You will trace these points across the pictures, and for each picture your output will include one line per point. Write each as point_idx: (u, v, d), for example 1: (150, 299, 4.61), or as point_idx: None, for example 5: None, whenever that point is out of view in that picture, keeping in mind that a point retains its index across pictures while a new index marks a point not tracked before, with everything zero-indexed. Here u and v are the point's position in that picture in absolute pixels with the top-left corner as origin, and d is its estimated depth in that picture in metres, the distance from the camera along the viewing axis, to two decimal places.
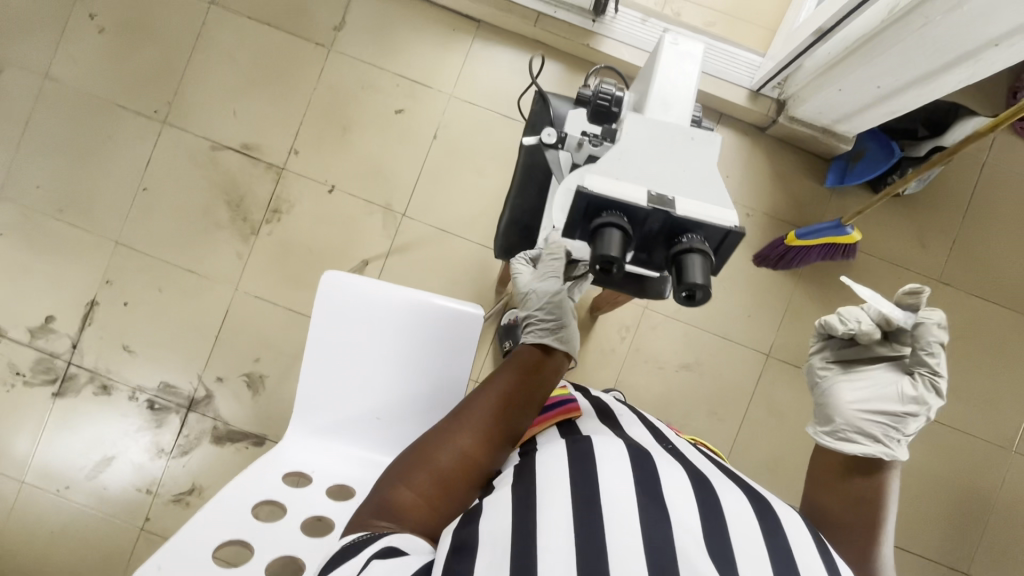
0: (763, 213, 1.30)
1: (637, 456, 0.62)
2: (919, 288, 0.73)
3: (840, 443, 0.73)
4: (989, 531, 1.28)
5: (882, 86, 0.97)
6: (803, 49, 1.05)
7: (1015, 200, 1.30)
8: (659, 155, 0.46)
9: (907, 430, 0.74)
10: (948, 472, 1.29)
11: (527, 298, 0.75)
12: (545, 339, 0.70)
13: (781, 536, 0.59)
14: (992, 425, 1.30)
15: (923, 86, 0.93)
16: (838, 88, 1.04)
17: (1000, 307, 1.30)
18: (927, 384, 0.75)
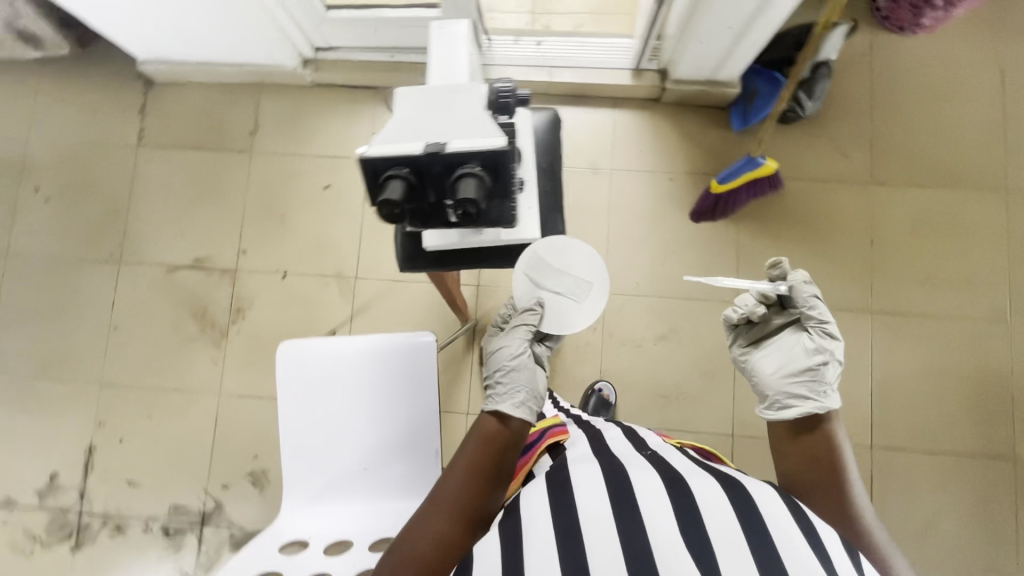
0: (685, 173, 1.35)
1: (610, 473, 0.62)
2: (779, 258, 0.81)
3: (783, 414, 0.73)
4: (1018, 410, 1.24)
5: (732, 26, 1.06)
6: (654, 20, 1.15)
7: (911, 88, 1.35)
8: (432, 115, 0.56)
9: (827, 380, 0.76)
10: (952, 360, 1.27)
11: (491, 363, 0.77)
12: (504, 405, 0.70)
13: (755, 512, 0.57)
14: (976, 300, 1.28)
15: (764, 14, 1.01)
16: (698, 40, 1.13)
17: (938, 188, 1.32)
18: (820, 333, 0.79)
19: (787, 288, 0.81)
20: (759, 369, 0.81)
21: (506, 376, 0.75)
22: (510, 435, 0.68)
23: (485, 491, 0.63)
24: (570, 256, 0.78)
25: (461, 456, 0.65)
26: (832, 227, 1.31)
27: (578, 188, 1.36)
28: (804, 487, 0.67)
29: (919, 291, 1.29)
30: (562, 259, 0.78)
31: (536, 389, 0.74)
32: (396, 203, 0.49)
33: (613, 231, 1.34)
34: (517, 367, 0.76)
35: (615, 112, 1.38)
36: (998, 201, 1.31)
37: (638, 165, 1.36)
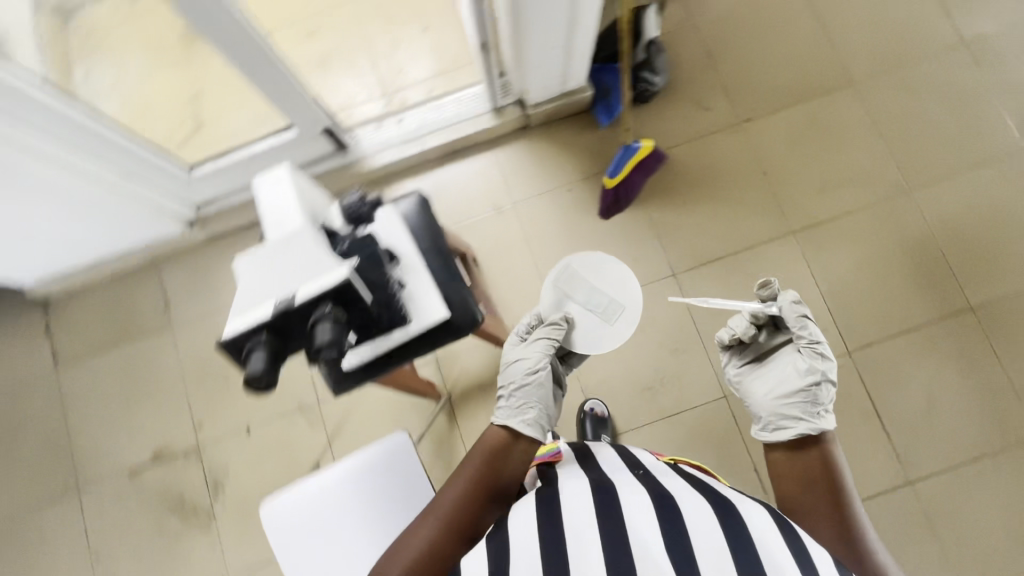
0: (578, 180, 1.41)
1: (596, 487, 0.66)
2: (767, 280, 0.90)
3: (774, 433, 0.83)
4: (952, 264, 1.32)
5: (556, 44, 1.15)
6: (489, 62, 1.23)
7: (734, 30, 1.46)
8: (274, 267, 0.55)
9: (822, 401, 0.84)
10: (877, 245, 1.34)
11: (509, 374, 0.94)
12: (512, 416, 0.85)
13: (736, 518, 0.61)
14: (872, 185, 1.37)
15: (576, 25, 1.10)
16: (534, 66, 1.22)
17: (795, 104, 1.42)
18: (812, 353, 0.89)
19: (776, 309, 0.91)
20: (755, 389, 0.93)
21: (528, 383, 0.91)
22: (515, 451, 0.79)
23: (481, 496, 0.74)
24: (603, 271, 1.08)
25: (471, 465, 0.76)
26: (725, 174, 1.39)
27: (491, 232, 1.40)
28: (801, 508, 0.73)
29: (822, 197, 1.37)
30: (596, 274, 1.08)
31: (542, 408, 0.88)
32: (268, 376, 0.50)
33: (538, 257, 1.38)
34: (537, 375, 0.92)
35: (494, 152, 1.44)
36: (850, 94, 1.42)
37: (535, 190, 1.41)
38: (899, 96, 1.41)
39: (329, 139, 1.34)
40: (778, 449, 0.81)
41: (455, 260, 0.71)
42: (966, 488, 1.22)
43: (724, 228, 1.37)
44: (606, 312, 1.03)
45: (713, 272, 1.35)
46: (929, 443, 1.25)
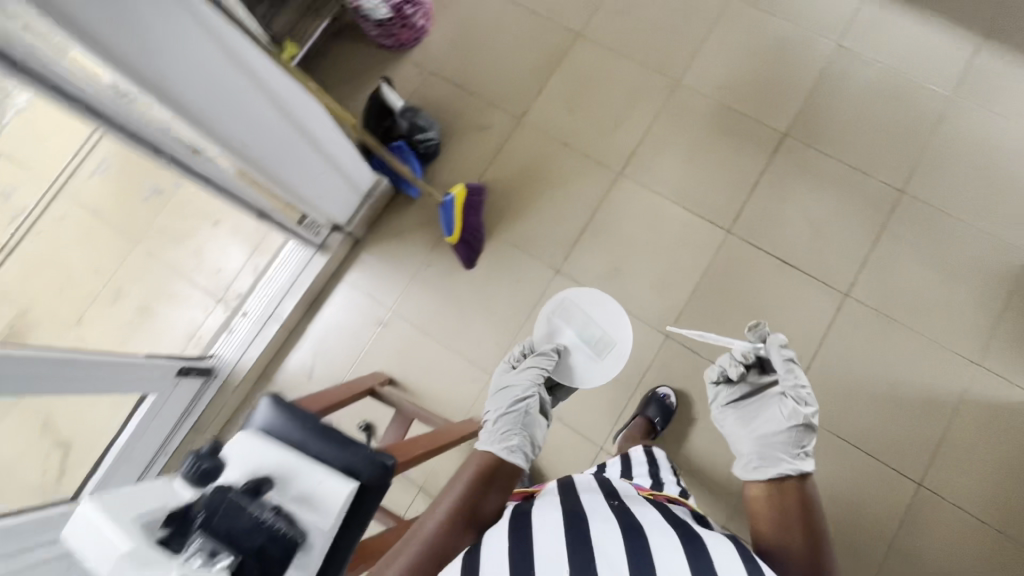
0: (428, 254, 1.43)
1: (569, 517, 0.70)
2: (755, 323, 1.07)
3: (757, 470, 0.92)
4: (751, 114, 1.45)
5: (319, 170, 1.20)
6: (281, 220, 1.28)
7: (464, 55, 1.57)
8: None
9: (805, 444, 0.93)
10: (686, 139, 1.45)
11: (500, 399, 0.99)
12: (495, 441, 0.87)
13: (703, 553, 0.65)
14: (649, 97, 1.49)
15: (320, 145, 1.16)
16: (319, 197, 1.26)
17: (549, 77, 1.53)
18: (798, 395, 0.97)
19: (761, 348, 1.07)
20: (742, 428, 1.05)
21: (516, 406, 0.94)
22: (503, 470, 0.80)
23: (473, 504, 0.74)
24: (600, 309, 1.25)
25: (458, 485, 0.76)
26: (536, 167, 1.47)
27: (389, 348, 1.39)
28: (773, 546, 0.79)
29: (620, 132, 1.47)
30: (591, 308, 1.24)
31: (525, 437, 0.89)
32: None
33: (443, 339, 1.37)
34: (525, 402, 0.95)
35: (345, 280, 1.45)
36: (584, 43, 1.55)
37: (400, 287, 1.42)
38: (619, 20, 1.55)
39: (191, 373, 1.29)
40: (757, 486, 0.90)
41: (333, 428, 0.65)
42: (882, 271, 1.33)
43: (569, 208, 1.43)
44: (599, 345, 1.18)
45: (586, 247, 1.41)
46: (835, 259, 1.34)
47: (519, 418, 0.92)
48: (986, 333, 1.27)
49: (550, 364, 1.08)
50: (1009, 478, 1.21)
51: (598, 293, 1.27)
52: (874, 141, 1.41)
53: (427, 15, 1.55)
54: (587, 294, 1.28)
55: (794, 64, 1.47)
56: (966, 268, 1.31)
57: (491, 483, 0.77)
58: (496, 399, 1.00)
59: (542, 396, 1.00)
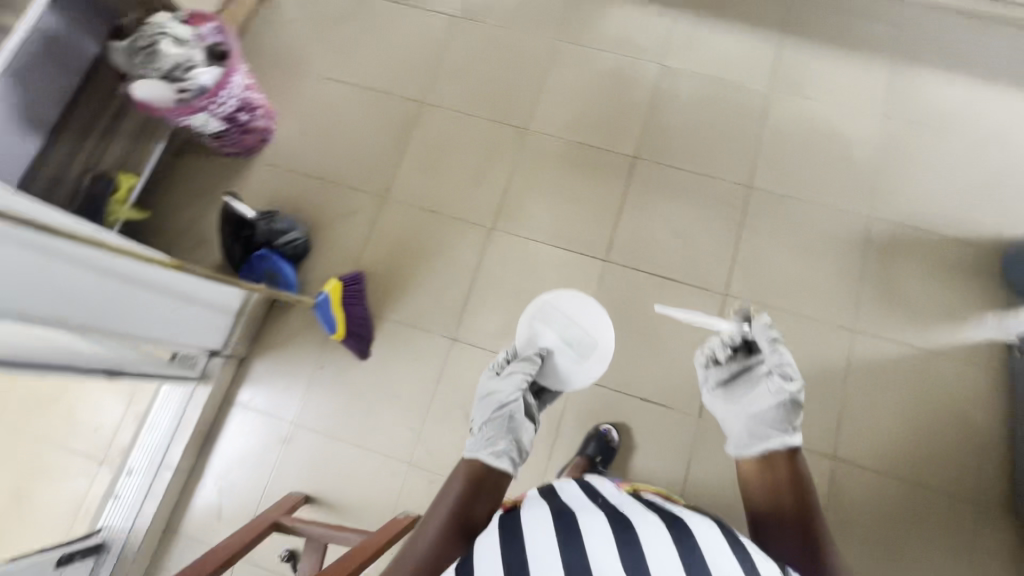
0: (321, 353, 1.38)
1: (556, 513, 0.74)
2: (743, 309, 1.16)
3: (750, 445, 1.02)
4: (601, 145, 1.53)
5: (178, 314, 1.16)
6: (165, 375, 1.21)
7: (316, 146, 1.56)
8: None
9: (792, 418, 1.03)
10: (548, 181, 1.51)
11: (490, 405, 1.08)
12: (481, 447, 0.96)
13: (687, 537, 0.69)
14: (504, 149, 1.53)
15: (169, 292, 1.12)
16: (190, 337, 1.21)
17: (405, 150, 1.55)
18: (783, 372, 1.09)
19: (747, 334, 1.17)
20: (731, 406, 1.14)
21: (500, 411, 1.04)
22: (489, 475, 0.90)
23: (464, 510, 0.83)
24: (579, 311, 1.28)
25: (450, 495, 0.86)
26: (412, 239, 1.46)
27: (300, 461, 1.31)
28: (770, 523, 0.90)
29: (485, 188, 1.50)
30: (569, 312, 1.28)
31: (509, 439, 0.99)
32: None
33: (354, 438, 1.32)
34: (509, 406, 1.05)
35: (238, 403, 1.36)
36: (431, 110, 1.58)
37: (299, 395, 1.36)
38: (460, 82, 1.60)
39: (77, 557, 1.15)
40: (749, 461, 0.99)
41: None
42: (750, 264, 1.41)
43: (452, 273, 1.44)
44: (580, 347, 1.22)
45: (477, 307, 1.41)
46: (707, 263, 1.42)
47: (504, 423, 1.01)
48: (848, 300, 1.38)
49: (532, 370, 1.15)
50: (907, 428, 1.29)
51: (579, 298, 1.29)
52: (715, 145, 1.51)
53: (263, 103, 1.48)
54: (563, 298, 1.30)
55: (627, 91, 1.57)
56: (820, 242, 1.42)
57: (478, 489, 0.87)
58: (483, 406, 1.09)
59: (525, 400, 1.10)
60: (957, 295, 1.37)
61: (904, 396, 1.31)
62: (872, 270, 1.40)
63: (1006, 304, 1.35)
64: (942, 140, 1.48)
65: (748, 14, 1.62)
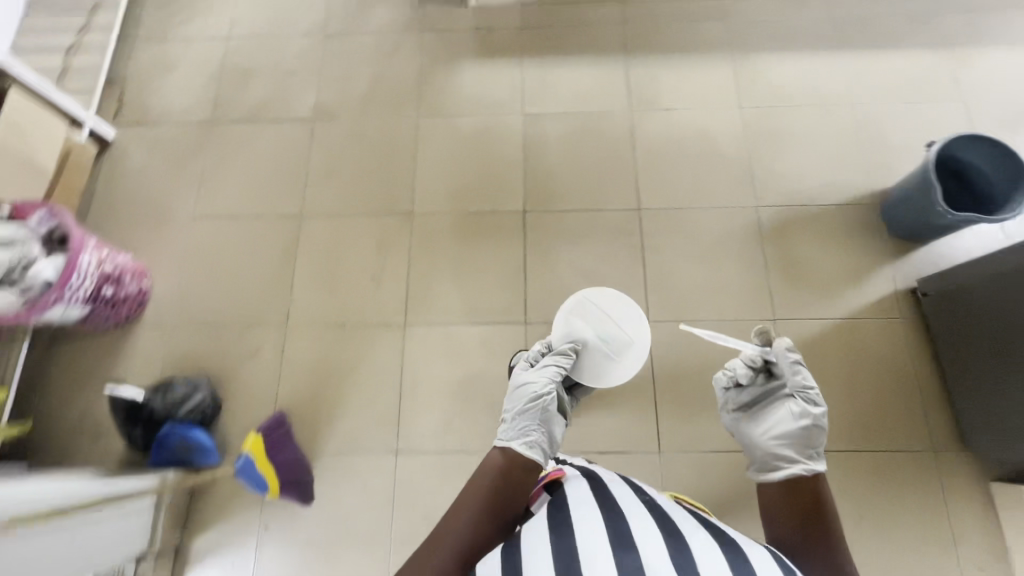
0: (262, 511, 1.28)
1: (599, 493, 0.83)
2: (767, 331, 1.15)
3: (770, 470, 1.04)
4: (488, 208, 1.52)
5: (91, 544, 1.03)
6: None
7: (198, 291, 1.46)
8: None
9: (815, 444, 1.07)
10: (446, 259, 1.48)
11: (522, 395, 1.09)
12: (514, 438, 0.99)
13: (733, 547, 0.73)
14: (394, 239, 1.50)
15: (77, 527, 1.00)
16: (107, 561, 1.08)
17: (295, 269, 1.48)
18: (807, 398, 1.11)
19: (771, 357, 1.18)
20: (752, 430, 1.15)
21: (535, 404, 1.05)
22: (520, 465, 0.92)
23: (499, 500, 0.86)
24: (615, 308, 1.29)
25: (482, 482, 0.88)
26: (325, 360, 1.40)
27: None
28: (799, 546, 0.88)
29: (386, 284, 1.46)
30: (604, 308, 1.29)
31: (539, 431, 1.01)
32: None
33: None
34: (543, 400, 1.06)
35: None
36: (310, 221, 1.53)
37: (248, 565, 1.25)
38: (333, 186, 1.56)
39: None
40: (772, 486, 0.99)
41: None
42: (660, 285, 1.44)
43: (378, 380, 1.37)
44: (616, 345, 1.25)
45: (410, 410, 1.35)
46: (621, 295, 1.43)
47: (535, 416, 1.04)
48: (759, 291, 1.42)
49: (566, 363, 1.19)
50: (851, 397, 1.32)
51: (618, 298, 1.30)
52: (596, 178, 1.54)
53: (121, 269, 1.35)
54: (601, 296, 1.31)
55: (498, 150, 1.58)
56: (717, 245, 1.47)
57: (511, 477, 0.89)
58: (515, 394, 1.10)
59: (558, 393, 1.10)
60: (853, 256, 1.43)
61: (839, 366, 1.34)
62: (773, 257, 1.44)
63: (896, 251, 1.42)
64: (796, 114, 1.56)
65: (590, 47, 1.67)
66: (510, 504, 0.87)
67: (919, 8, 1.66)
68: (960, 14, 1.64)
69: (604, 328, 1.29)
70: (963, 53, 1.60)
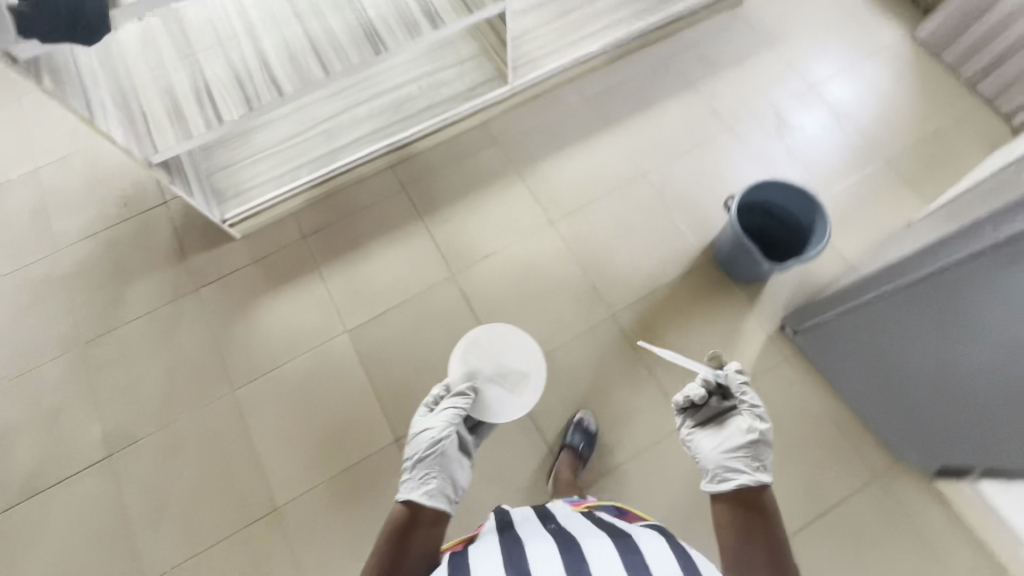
0: None
1: (506, 550, 0.72)
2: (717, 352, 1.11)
3: (721, 483, 0.98)
4: (358, 457, 1.32)
5: None
6: None
7: None
8: None
9: (763, 457, 1.01)
10: (338, 542, 1.25)
11: (420, 444, 1.06)
12: (413, 490, 0.95)
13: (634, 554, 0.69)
14: (269, 551, 1.24)
15: None
16: None
17: None
18: (755, 415, 1.06)
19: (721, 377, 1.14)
20: (706, 446, 1.10)
21: (434, 449, 1.04)
22: (423, 513, 0.90)
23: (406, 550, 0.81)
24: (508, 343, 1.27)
25: (383, 543, 0.83)
26: None
27: None
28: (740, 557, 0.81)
29: None
30: (495, 344, 1.28)
31: (435, 480, 0.98)
32: None
33: None
34: (442, 443, 1.05)
35: None
36: None
37: None
38: (169, 525, 1.27)
39: None
40: (720, 501, 0.94)
41: None
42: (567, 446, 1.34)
43: None
44: (513, 379, 1.22)
45: None
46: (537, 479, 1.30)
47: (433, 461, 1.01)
48: (660, 400, 1.36)
49: (466, 405, 1.15)
50: (788, 464, 1.29)
51: (507, 331, 1.29)
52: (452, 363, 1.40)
53: None
54: (495, 332, 1.30)
55: (339, 384, 1.39)
56: (598, 374, 1.39)
57: (416, 528, 0.86)
58: (415, 442, 1.08)
59: (456, 434, 1.09)
60: (719, 323, 1.42)
61: None
62: (654, 361, 1.40)
63: (751, 299, 1.44)
64: (603, 208, 1.55)
65: (383, 228, 1.55)
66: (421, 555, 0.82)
67: (654, 59, 1.73)
68: (688, 53, 1.74)
69: (500, 365, 1.27)
70: (709, 88, 1.70)
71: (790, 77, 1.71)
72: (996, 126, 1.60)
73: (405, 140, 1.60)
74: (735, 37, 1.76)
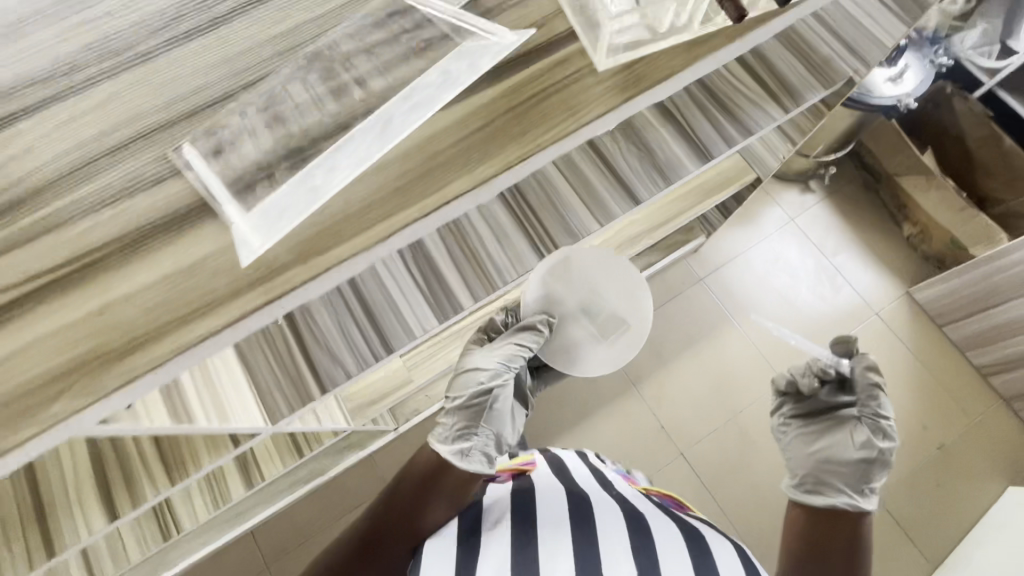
0: None
1: (574, 501, 0.78)
2: (845, 339, 0.91)
3: (807, 495, 0.81)
4: None
5: None
6: None
7: None
8: None
9: (872, 480, 0.82)
10: None
11: (469, 379, 0.79)
12: (445, 443, 0.74)
13: (693, 534, 0.75)
14: None
15: None
16: None
17: None
18: (874, 427, 0.85)
19: (843, 368, 0.91)
20: (799, 444, 0.90)
21: (477, 400, 0.77)
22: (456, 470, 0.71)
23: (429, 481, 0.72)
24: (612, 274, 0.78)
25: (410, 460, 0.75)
26: None
27: None
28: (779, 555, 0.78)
29: None
30: (596, 263, 0.77)
31: (476, 437, 0.75)
32: None
33: None
34: (490, 395, 0.77)
35: None
36: None
37: None
38: None
39: None
40: (798, 508, 0.82)
41: None
42: None
43: None
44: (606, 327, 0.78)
45: None
46: None
47: (474, 411, 0.77)
48: None
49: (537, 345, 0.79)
50: None
51: (617, 270, 0.78)
52: None
53: None
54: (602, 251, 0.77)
55: None
56: None
57: (442, 481, 0.71)
58: (461, 379, 0.79)
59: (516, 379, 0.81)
60: None
61: None
62: None
63: None
64: None
65: None
66: (450, 493, 0.73)
67: None
68: None
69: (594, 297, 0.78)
70: (656, 388, 1.34)
71: (760, 371, 1.34)
72: (1011, 436, 1.28)
73: (262, 517, 1.21)
74: (690, 306, 1.39)
